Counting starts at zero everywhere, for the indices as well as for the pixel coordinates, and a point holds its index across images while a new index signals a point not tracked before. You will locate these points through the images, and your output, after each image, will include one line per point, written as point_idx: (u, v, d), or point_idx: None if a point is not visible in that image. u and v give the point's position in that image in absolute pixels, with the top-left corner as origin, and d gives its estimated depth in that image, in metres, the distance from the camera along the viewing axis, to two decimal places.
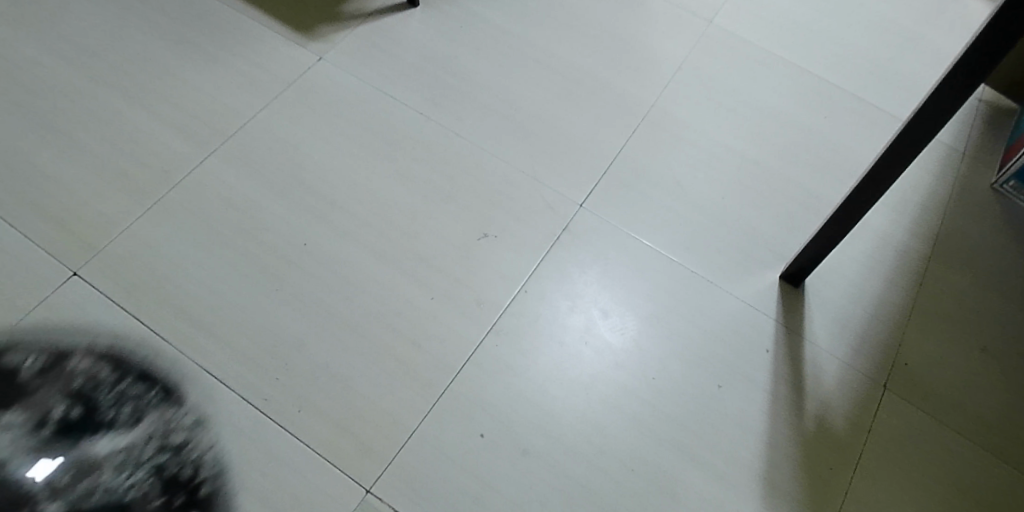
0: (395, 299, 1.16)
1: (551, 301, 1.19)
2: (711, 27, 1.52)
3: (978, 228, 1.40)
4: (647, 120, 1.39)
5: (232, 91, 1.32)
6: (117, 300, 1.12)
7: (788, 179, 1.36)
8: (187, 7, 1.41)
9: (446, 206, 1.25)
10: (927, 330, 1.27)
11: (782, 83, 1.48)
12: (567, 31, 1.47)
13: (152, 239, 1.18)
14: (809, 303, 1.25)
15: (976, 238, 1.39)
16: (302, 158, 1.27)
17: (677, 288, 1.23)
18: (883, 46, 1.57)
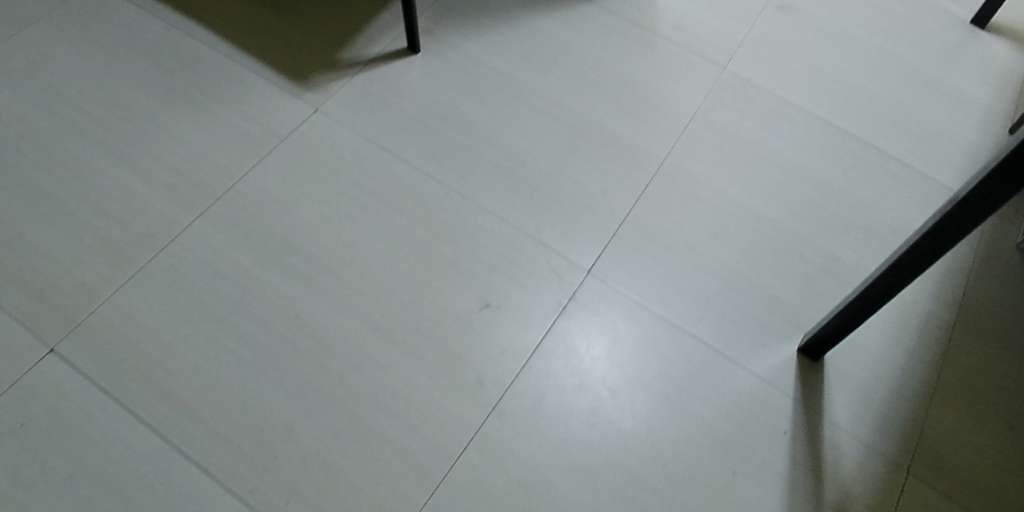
0: (390, 378, 1.10)
1: (555, 379, 1.13)
2: (724, 73, 1.45)
3: (1015, 288, 1.29)
4: (658, 176, 1.32)
5: (222, 146, 1.26)
6: (95, 380, 1.06)
7: (808, 241, 1.29)
8: (175, 53, 1.34)
9: (445, 273, 1.19)
10: (956, 407, 1.18)
11: (800, 134, 1.40)
12: (574, 79, 1.40)
13: (135, 311, 1.11)
14: (828, 379, 1.18)
15: (1014, 300, 1.28)
16: (294, 221, 1.21)
17: (689, 364, 1.16)
18: (907, 92, 1.49)
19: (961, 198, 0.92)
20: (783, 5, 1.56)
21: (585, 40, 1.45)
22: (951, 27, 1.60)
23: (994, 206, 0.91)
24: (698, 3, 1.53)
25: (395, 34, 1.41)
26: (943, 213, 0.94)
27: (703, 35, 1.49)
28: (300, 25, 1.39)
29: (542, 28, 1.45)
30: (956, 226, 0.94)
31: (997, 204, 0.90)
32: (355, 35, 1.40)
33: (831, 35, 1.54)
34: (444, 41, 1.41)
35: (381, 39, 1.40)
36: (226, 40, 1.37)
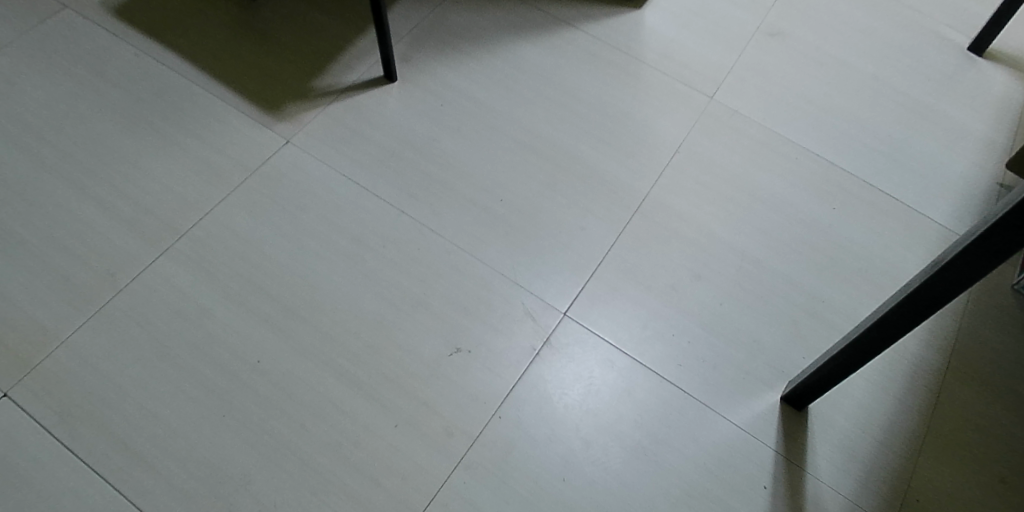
0: (355, 427, 1.07)
1: (526, 429, 1.09)
2: (711, 104, 1.40)
3: (1011, 330, 1.23)
4: (640, 213, 1.27)
5: (189, 179, 1.23)
6: (48, 427, 1.04)
7: (794, 282, 1.24)
8: (145, 82, 1.31)
9: (416, 314, 1.15)
10: (946, 459, 1.13)
11: (789, 168, 1.35)
12: (556, 109, 1.35)
13: (92, 354, 1.09)
14: (811, 430, 1.13)
15: (1011, 346, 1.22)
16: (261, 259, 1.17)
17: (666, 413, 1.12)
18: (902, 123, 1.43)
19: (946, 262, 0.85)
20: (775, 31, 1.52)
21: (569, 68, 1.41)
22: (951, 52, 1.54)
23: (982, 270, 0.84)
24: (686, 30, 1.49)
25: (373, 62, 1.37)
26: (928, 276, 0.87)
27: (690, 63, 1.44)
28: (275, 52, 1.36)
29: (524, 55, 1.41)
30: (941, 290, 0.87)
31: (982, 274, 0.84)
32: (331, 63, 1.36)
33: (824, 62, 1.49)
34: (423, 69, 1.37)
35: (358, 66, 1.36)
36: (197, 67, 1.33)
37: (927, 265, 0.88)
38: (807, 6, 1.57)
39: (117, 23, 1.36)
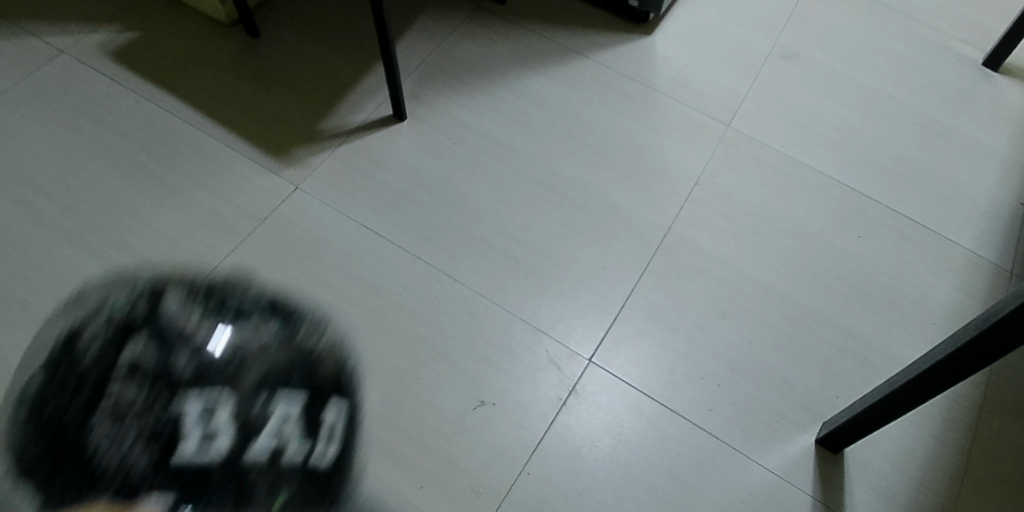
0: (379, 489, 1.03)
1: (556, 485, 1.05)
2: (728, 131, 1.37)
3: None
4: (662, 249, 1.24)
5: (196, 231, 1.19)
6: (61, 502, 1.00)
7: (823, 317, 1.20)
8: (147, 128, 1.27)
9: (438, 367, 1.11)
10: (988, 499, 1.08)
11: (812, 196, 1.32)
12: (569, 143, 1.32)
13: (102, 423, 1.05)
14: (850, 474, 1.09)
15: None
16: (275, 314, 1.13)
17: (698, 462, 1.08)
18: (923, 142, 1.40)
19: (1001, 319, 0.82)
20: (788, 53, 1.48)
21: (581, 100, 1.37)
22: (968, 68, 1.50)
23: None
24: (698, 54, 1.46)
25: (380, 100, 1.33)
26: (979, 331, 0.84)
27: (704, 89, 1.41)
28: (280, 93, 1.32)
29: (535, 88, 1.38)
30: (993, 346, 0.85)
31: None
32: (337, 102, 1.32)
33: (840, 84, 1.45)
34: (432, 107, 1.33)
35: (365, 105, 1.32)
36: (200, 111, 1.29)
37: (979, 320, 0.85)
38: (820, 25, 1.53)
39: (116, 68, 1.33)
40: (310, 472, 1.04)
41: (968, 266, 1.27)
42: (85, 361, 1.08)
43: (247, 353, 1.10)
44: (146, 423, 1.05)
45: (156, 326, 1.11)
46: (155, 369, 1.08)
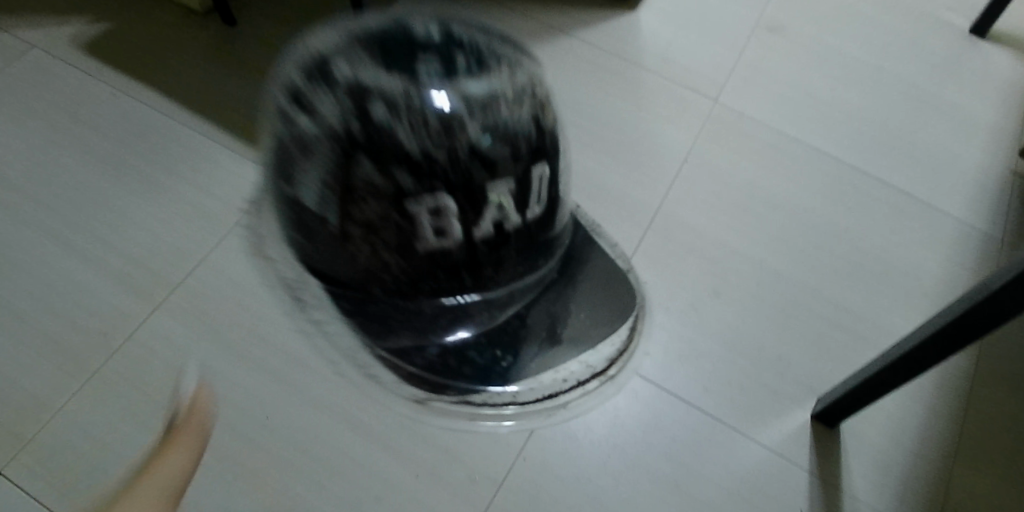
0: (374, 480, 1.03)
1: (553, 470, 1.05)
2: (716, 107, 1.35)
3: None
4: (652, 229, 1.22)
5: (179, 226, 1.17)
6: (52, 505, 0.99)
7: (816, 292, 1.20)
8: (126, 122, 1.25)
9: None
10: (983, 468, 1.08)
11: (801, 170, 1.30)
12: (557, 124, 1.30)
13: (90, 423, 1.04)
14: (845, 448, 1.09)
15: None
16: (262, 307, 1.12)
17: (695, 441, 1.08)
18: (912, 113, 1.39)
19: (991, 293, 0.82)
20: (776, 25, 1.47)
21: (566, 79, 1.35)
22: (956, 38, 1.49)
23: None
24: (685, 30, 1.44)
25: None
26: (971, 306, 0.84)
27: (691, 65, 1.39)
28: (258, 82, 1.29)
29: None
30: (985, 320, 0.85)
31: None
32: None
33: (828, 55, 1.44)
34: None
35: None
36: (179, 103, 1.27)
37: (971, 294, 0.85)
38: None
39: (90, 61, 1.30)
40: (510, 103, 0.45)
41: (959, 237, 1.26)
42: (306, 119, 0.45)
43: (491, 93, 0.44)
44: (415, 196, 0.43)
45: (330, 47, 0.47)
46: (388, 59, 0.44)
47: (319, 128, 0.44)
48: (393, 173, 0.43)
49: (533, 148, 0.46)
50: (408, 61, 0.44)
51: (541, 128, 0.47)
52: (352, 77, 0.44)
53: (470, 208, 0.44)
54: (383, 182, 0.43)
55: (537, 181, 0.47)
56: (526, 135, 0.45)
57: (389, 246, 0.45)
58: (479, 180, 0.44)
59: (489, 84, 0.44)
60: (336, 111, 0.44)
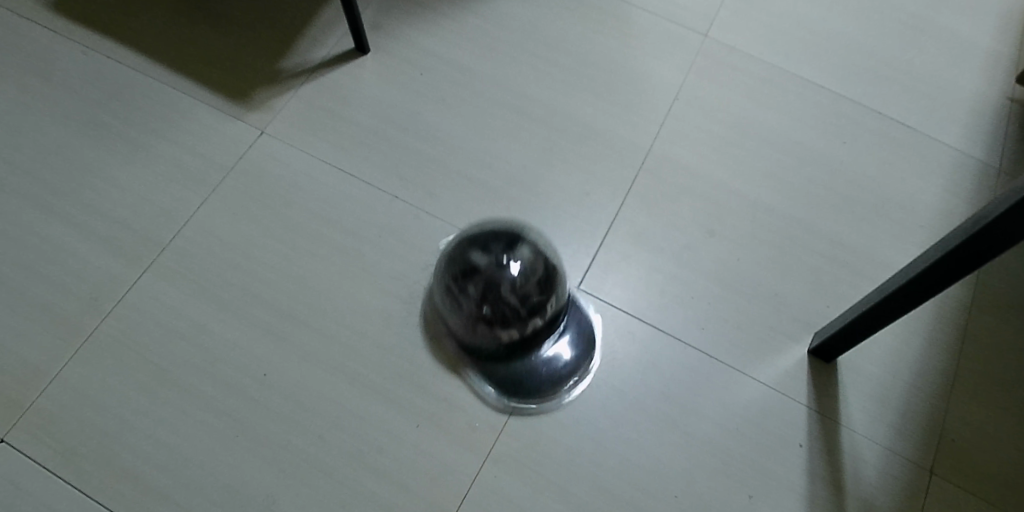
0: (374, 432, 1.03)
1: (553, 415, 1.05)
2: (707, 42, 1.32)
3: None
4: (645, 170, 1.20)
5: (163, 186, 1.15)
6: (55, 469, 1.00)
7: (811, 228, 1.19)
8: (101, 81, 1.21)
9: (424, 305, 1.10)
10: (979, 395, 1.09)
11: (795, 104, 1.28)
12: (544, 66, 1.27)
13: (86, 387, 1.04)
14: (842, 381, 1.09)
15: None
16: (253, 265, 1.11)
17: (693, 380, 1.08)
18: (906, 41, 1.35)
19: (991, 221, 0.81)
20: None
21: (552, 20, 1.31)
22: None
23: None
24: None
25: (341, 33, 1.27)
26: (967, 236, 0.83)
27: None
28: (234, 34, 1.25)
29: (504, 10, 1.32)
30: (981, 250, 0.84)
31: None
32: (296, 39, 1.26)
33: None
34: (396, 37, 1.27)
35: (326, 40, 1.26)
36: (154, 60, 1.23)
37: (967, 224, 0.84)
38: None
39: (59, 19, 1.26)
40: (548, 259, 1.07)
41: (954, 166, 1.24)
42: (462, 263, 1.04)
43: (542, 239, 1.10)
44: (508, 300, 1.04)
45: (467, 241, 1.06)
46: (492, 238, 1.06)
47: (472, 302, 1.04)
48: (513, 301, 1.04)
49: (554, 274, 1.07)
50: (503, 244, 1.06)
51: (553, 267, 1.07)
52: (478, 266, 1.04)
53: (534, 309, 1.06)
54: (504, 319, 1.05)
55: (558, 286, 1.07)
56: (551, 271, 1.06)
57: (495, 324, 1.05)
58: (543, 301, 1.05)
59: (534, 255, 1.05)
60: (477, 313, 1.05)
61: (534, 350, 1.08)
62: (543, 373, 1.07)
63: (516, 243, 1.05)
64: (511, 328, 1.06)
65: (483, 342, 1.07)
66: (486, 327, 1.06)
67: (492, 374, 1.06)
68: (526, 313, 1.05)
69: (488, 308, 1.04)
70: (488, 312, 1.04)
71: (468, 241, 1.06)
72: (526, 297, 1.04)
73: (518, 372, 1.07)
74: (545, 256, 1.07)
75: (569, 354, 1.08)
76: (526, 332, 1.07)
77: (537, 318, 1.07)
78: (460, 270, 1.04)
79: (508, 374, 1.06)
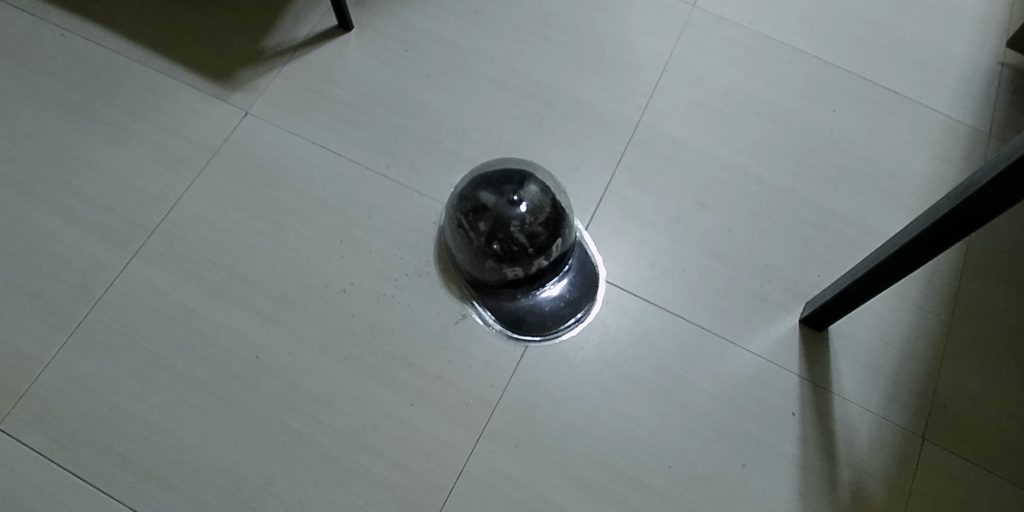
0: (369, 412, 1.03)
1: (546, 390, 1.05)
2: (695, 12, 1.30)
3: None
4: (634, 143, 1.20)
5: (149, 170, 1.14)
6: (51, 455, 1.00)
7: (802, 198, 1.18)
8: (82, 65, 1.20)
9: (416, 283, 1.09)
10: (971, 361, 1.10)
11: (784, 72, 1.27)
12: (530, 39, 1.26)
13: (78, 373, 1.03)
14: (834, 350, 1.10)
15: None
16: (242, 247, 1.10)
17: (686, 352, 1.09)
18: (896, 6, 1.34)
19: (980, 188, 0.81)
20: None
21: None
22: None
23: (1014, 194, 0.80)
24: None
25: (324, 10, 1.25)
26: (958, 202, 0.83)
27: None
28: (216, 14, 1.23)
29: None
30: (972, 216, 0.84)
31: (1014, 197, 0.81)
32: (278, 18, 1.24)
33: None
34: (380, 13, 1.26)
35: (309, 17, 1.24)
36: (135, 42, 1.21)
37: (956, 190, 0.84)
38: None
39: (37, 2, 1.24)
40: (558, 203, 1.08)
41: (945, 132, 1.24)
42: (475, 199, 1.05)
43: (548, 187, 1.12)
44: (516, 239, 1.03)
45: (482, 177, 1.06)
46: (503, 176, 1.05)
47: (482, 238, 1.04)
48: (520, 240, 1.04)
49: (564, 215, 1.07)
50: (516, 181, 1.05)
51: (562, 207, 1.07)
52: (489, 199, 1.04)
53: (543, 248, 1.05)
54: (511, 260, 1.05)
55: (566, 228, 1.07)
56: (559, 214, 1.06)
57: (500, 262, 1.05)
58: (551, 245, 1.06)
59: (544, 195, 1.05)
60: (488, 247, 1.04)
61: (536, 287, 1.10)
62: (544, 309, 1.09)
63: (525, 181, 1.05)
64: (515, 267, 1.06)
65: (492, 276, 1.07)
66: (493, 264, 1.06)
67: (496, 307, 1.09)
68: (532, 252, 1.05)
69: (496, 246, 1.04)
70: (498, 248, 1.04)
71: (480, 179, 1.06)
72: (533, 237, 1.04)
73: (521, 307, 1.09)
74: (552, 195, 1.06)
75: (569, 292, 1.10)
76: (531, 271, 1.08)
77: (543, 258, 1.06)
78: (471, 206, 1.05)
79: (510, 315, 1.08)
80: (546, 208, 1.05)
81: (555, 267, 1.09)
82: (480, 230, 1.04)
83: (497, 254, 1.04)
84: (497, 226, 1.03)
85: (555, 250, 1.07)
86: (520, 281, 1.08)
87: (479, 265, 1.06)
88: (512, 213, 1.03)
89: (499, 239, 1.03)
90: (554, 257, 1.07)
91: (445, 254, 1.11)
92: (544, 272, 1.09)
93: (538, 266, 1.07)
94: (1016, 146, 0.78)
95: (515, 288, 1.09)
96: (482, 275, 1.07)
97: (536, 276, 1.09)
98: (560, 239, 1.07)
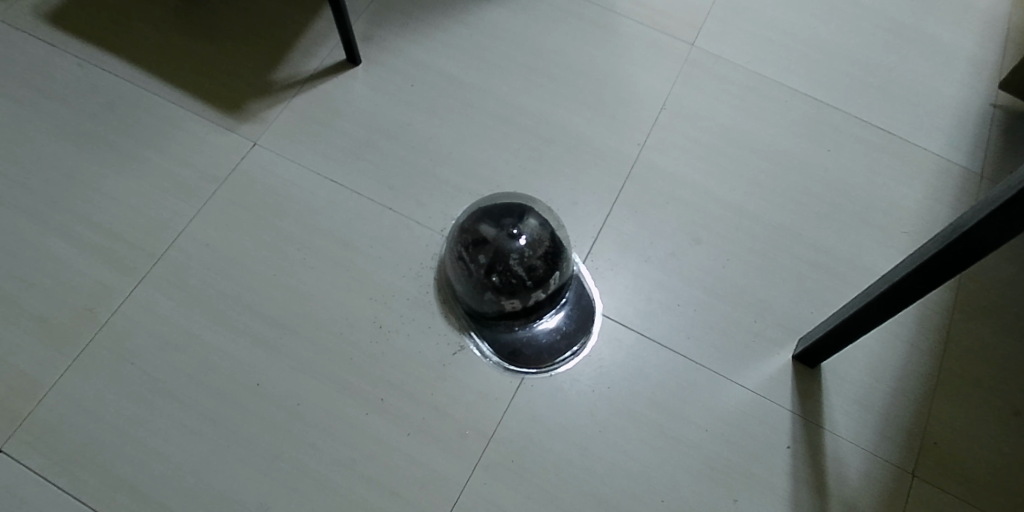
0: (366, 441, 1.05)
1: (540, 421, 1.07)
2: (694, 52, 1.34)
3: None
4: (632, 179, 1.22)
5: (157, 197, 1.17)
6: (51, 478, 1.01)
7: (796, 235, 1.20)
8: (95, 94, 1.23)
9: (416, 313, 1.11)
10: (961, 399, 1.11)
11: (780, 112, 1.30)
12: (532, 76, 1.29)
13: (82, 397, 1.05)
14: (827, 386, 1.11)
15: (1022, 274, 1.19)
16: (246, 275, 1.12)
17: (680, 385, 1.10)
18: (891, 49, 1.37)
19: (965, 232, 0.83)
20: None
21: (541, 30, 1.33)
22: None
23: (997, 238, 0.83)
24: None
25: (333, 44, 1.29)
26: (943, 246, 0.86)
27: (668, 10, 1.37)
28: (227, 46, 1.27)
29: (492, 20, 1.33)
30: (955, 260, 0.87)
31: (998, 242, 0.83)
32: (289, 51, 1.27)
33: None
34: (387, 48, 1.29)
35: (318, 51, 1.28)
36: (148, 72, 1.25)
37: (942, 233, 0.87)
38: None
39: (54, 31, 1.27)
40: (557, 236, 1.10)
41: (939, 173, 1.26)
42: (475, 231, 1.07)
43: None
44: (515, 271, 1.06)
45: (482, 210, 1.08)
46: (504, 209, 1.08)
47: (482, 270, 1.06)
48: (519, 272, 1.06)
49: (562, 248, 1.09)
50: (517, 214, 1.07)
51: (560, 240, 1.09)
52: (490, 232, 1.06)
53: (541, 280, 1.07)
54: (510, 292, 1.07)
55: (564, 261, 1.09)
56: (559, 247, 1.08)
57: (499, 293, 1.07)
58: (549, 278, 1.08)
59: (543, 228, 1.07)
60: (487, 278, 1.06)
61: (534, 319, 1.12)
62: (541, 342, 1.11)
63: (525, 214, 1.07)
64: (513, 299, 1.08)
65: (491, 308, 1.09)
66: (492, 296, 1.07)
67: (493, 338, 1.11)
68: (530, 284, 1.07)
69: (495, 278, 1.06)
70: (497, 279, 1.06)
71: (481, 212, 1.08)
72: (532, 269, 1.06)
73: (518, 339, 1.11)
74: (551, 229, 1.08)
75: (566, 324, 1.12)
76: (528, 304, 1.09)
77: (542, 290, 1.08)
78: (471, 239, 1.07)
79: (507, 347, 1.10)
80: (545, 241, 1.07)
81: (553, 300, 1.12)
82: (479, 262, 1.06)
83: (496, 286, 1.06)
84: (496, 258, 1.05)
85: (554, 283, 1.09)
86: (518, 314, 1.11)
87: (478, 297, 1.08)
88: (512, 246, 1.05)
89: (499, 271, 1.05)
90: (552, 290, 1.10)
91: (444, 283, 1.13)
92: (543, 305, 1.11)
93: (536, 299, 1.09)
94: (998, 192, 0.80)
95: (512, 320, 1.11)
96: (481, 307, 1.09)
97: (533, 309, 1.11)
98: (559, 272, 1.09)
